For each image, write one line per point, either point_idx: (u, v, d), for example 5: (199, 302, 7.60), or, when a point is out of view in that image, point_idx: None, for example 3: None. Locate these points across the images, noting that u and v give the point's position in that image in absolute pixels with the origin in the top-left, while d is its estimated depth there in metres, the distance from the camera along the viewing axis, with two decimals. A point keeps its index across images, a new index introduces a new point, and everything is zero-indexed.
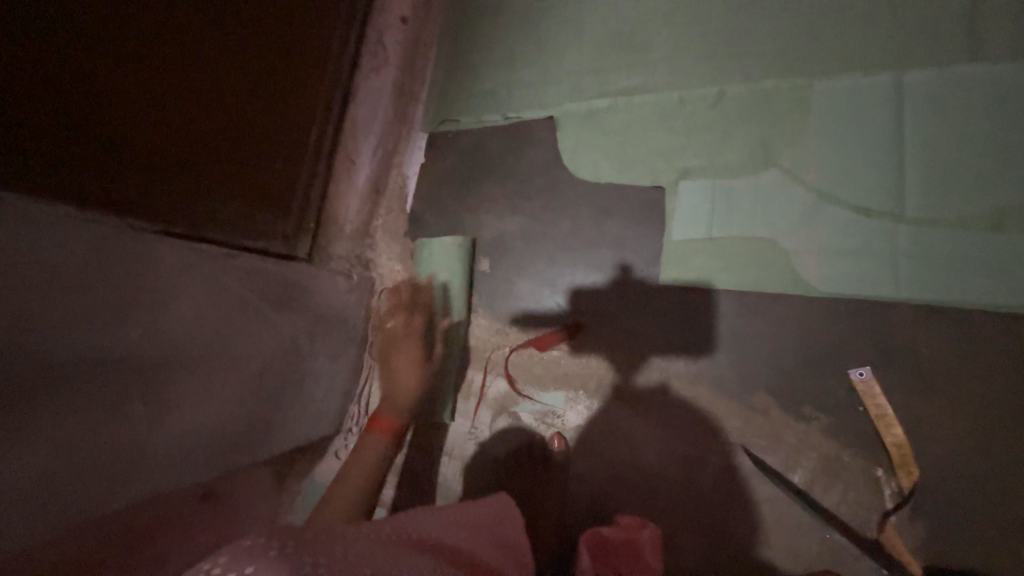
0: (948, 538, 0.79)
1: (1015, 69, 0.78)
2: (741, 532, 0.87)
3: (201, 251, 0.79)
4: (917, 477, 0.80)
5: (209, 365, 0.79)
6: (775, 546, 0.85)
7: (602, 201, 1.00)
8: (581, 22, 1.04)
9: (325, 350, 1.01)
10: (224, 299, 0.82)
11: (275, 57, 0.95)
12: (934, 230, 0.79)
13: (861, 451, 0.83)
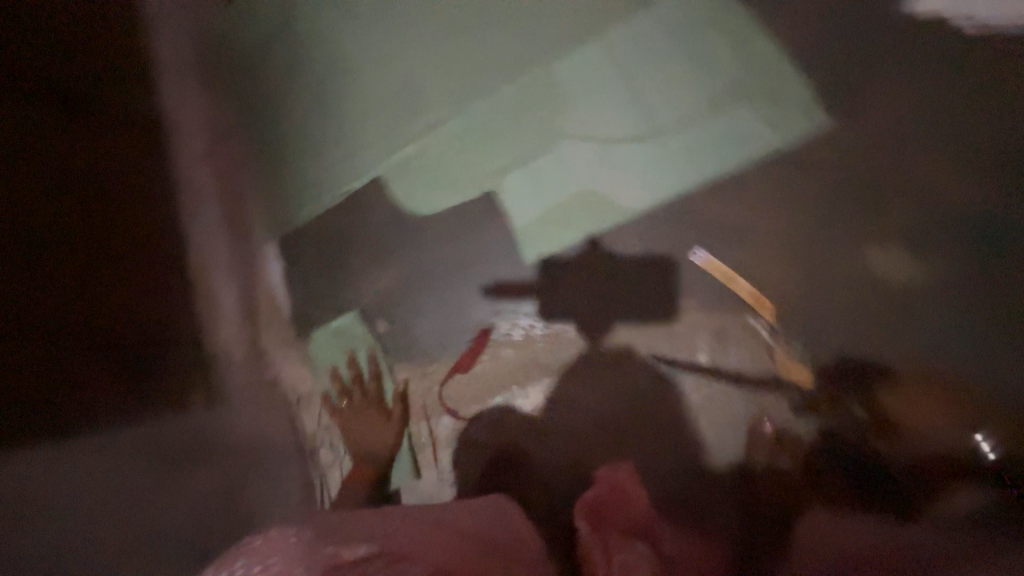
0: (811, 339, 1.00)
1: (679, 3, 1.05)
2: (684, 421, 1.02)
3: (83, 441, 0.84)
4: (774, 307, 1.00)
5: (130, 531, 0.85)
6: (710, 415, 1.02)
7: (451, 223, 1.11)
8: (362, 94, 1.18)
9: (265, 478, 1.04)
10: (128, 469, 0.88)
11: (99, 234, 0.97)
12: (687, 132, 1.03)
13: (731, 311, 1.01)
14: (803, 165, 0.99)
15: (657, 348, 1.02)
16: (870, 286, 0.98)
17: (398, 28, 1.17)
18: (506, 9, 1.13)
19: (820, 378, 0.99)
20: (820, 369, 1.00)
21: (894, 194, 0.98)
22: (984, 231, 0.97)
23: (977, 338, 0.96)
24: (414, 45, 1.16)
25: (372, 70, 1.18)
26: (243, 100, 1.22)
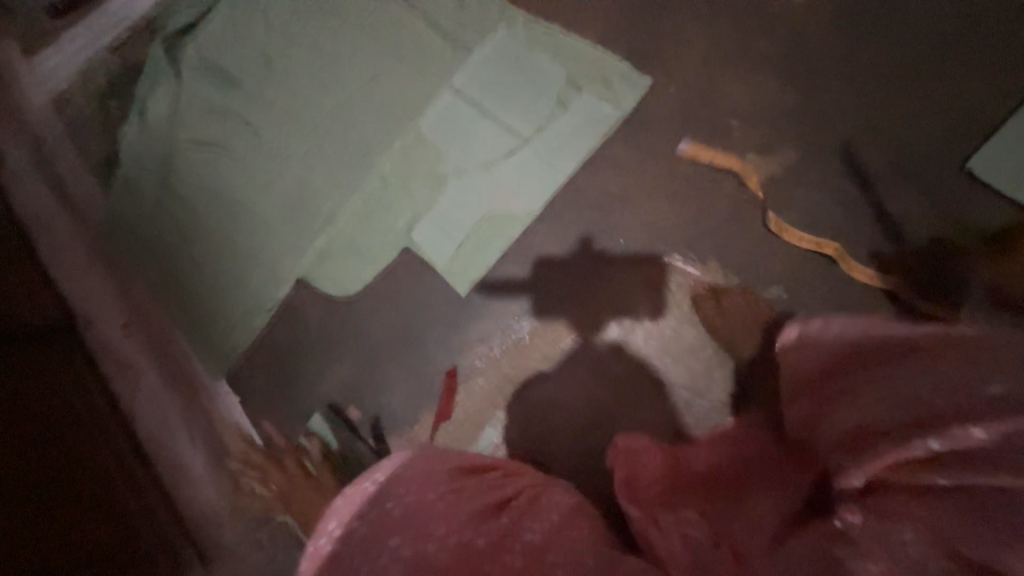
0: (726, 253, 1.10)
1: (495, 39, 1.20)
2: (656, 372, 1.08)
3: None
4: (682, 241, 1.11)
5: None
6: (677, 356, 1.07)
7: (381, 292, 1.17)
8: (259, 213, 1.24)
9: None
10: None
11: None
12: (547, 132, 1.14)
13: (650, 260, 1.11)
14: (649, 123, 1.14)
15: (603, 320, 1.10)
16: (750, 195, 1.10)
17: (272, 148, 1.27)
18: (360, 96, 1.25)
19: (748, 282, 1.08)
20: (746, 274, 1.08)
21: (737, 117, 1.13)
22: (820, 117, 1.11)
23: (850, 197, 1.09)
24: (291, 155, 1.26)
25: (261, 190, 1.25)
26: (150, 264, 1.26)
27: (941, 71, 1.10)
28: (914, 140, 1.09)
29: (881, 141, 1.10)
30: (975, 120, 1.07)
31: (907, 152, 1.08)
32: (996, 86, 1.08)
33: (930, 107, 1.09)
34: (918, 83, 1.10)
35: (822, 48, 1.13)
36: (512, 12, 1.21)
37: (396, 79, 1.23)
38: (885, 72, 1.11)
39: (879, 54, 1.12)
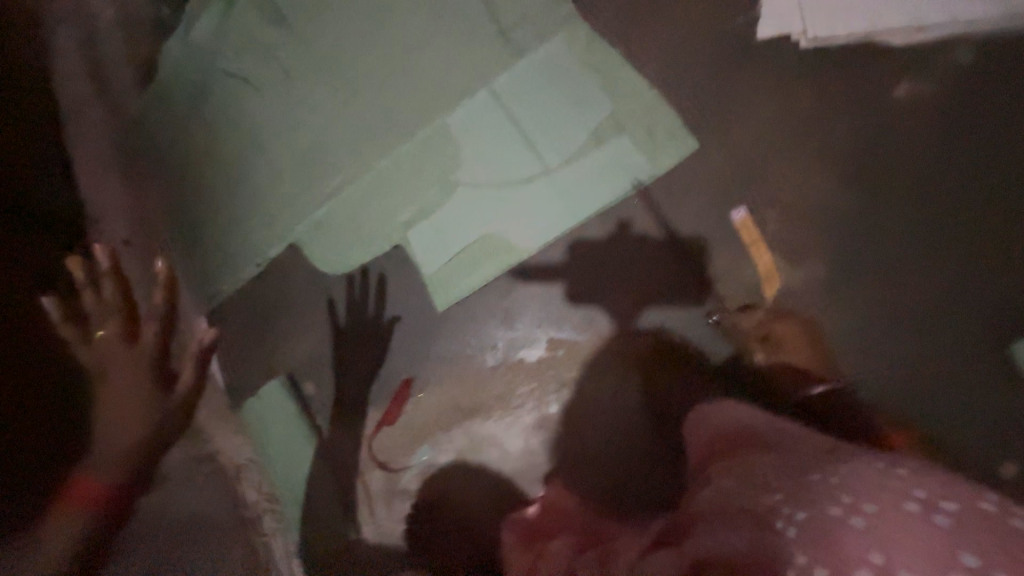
0: (716, 343, 1.02)
1: (547, 47, 1.10)
2: (608, 440, 1.03)
3: None
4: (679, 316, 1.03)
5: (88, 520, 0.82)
6: (634, 431, 1.03)
7: (365, 281, 1.15)
8: (273, 164, 1.23)
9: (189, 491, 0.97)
10: None
11: None
12: (571, 166, 1.06)
13: (639, 328, 1.04)
14: (683, 184, 1.03)
15: (570, 379, 1.05)
16: (766, 294, 1.00)
17: (299, 101, 1.22)
18: (397, 70, 1.18)
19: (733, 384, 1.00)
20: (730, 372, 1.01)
21: (778, 211, 1.00)
22: (872, 237, 0.97)
23: (877, 326, 0.97)
24: (315, 114, 1.21)
25: (280, 142, 1.23)
26: (167, 185, 1.29)
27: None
28: (964, 296, 0.95)
29: (927, 285, 0.96)
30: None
31: (958, 297, 0.95)
32: None
33: (995, 263, 0.94)
34: (995, 233, 0.94)
35: (904, 158, 0.96)
36: (576, 21, 1.09)
37: (437, 63, 1.15)
38: (978, 198, 0.95)
39: (965, 184, 0.95)
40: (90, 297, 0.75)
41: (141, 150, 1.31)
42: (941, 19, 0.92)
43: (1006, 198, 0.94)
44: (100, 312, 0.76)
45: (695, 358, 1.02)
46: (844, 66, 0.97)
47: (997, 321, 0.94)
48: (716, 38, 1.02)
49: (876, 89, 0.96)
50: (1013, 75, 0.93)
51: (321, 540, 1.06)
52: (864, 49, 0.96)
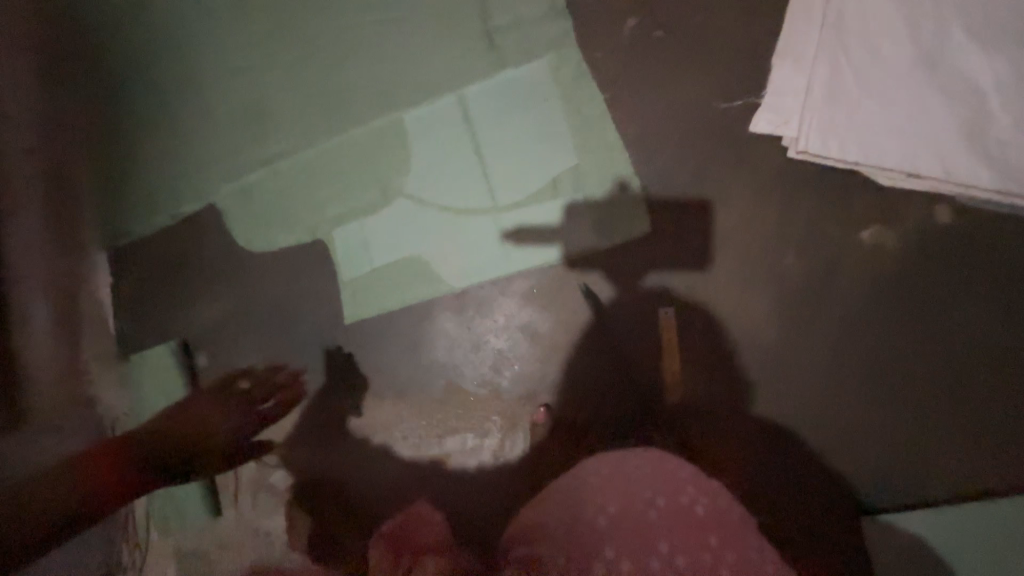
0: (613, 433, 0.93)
1: (529, 68, 0.98)
2: (484, 494, 0.98)
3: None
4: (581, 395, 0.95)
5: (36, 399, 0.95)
6: (511, 495, 0.96)
7: (279, 266, 1.08)
8: (212, 109, 1.11)
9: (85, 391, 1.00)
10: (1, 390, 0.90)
11: None
12: (517, 211, 0.98)
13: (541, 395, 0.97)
14: (627, 262, 0.95)
15: (452, 422, 1.00)
16: (672, 394, 0.92)
17: (256, 47, 1.10)
18: (365, 45, 1.05)
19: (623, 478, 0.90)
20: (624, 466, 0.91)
21: (704, 319, 0.93)
22: (791, 374, 0.90)
23: (781, 460, 0.89)
24: (269, 66, 1.09)
25: (225, 86, 1.11)
26: (91, 96, 1.14)
27: (936, 403, 0.87)
28: (846, 451, 0.88)
29: (819, 431, 0.89)
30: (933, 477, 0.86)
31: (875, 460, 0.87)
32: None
33: (885, 426, 0.88)
34: (906, 402, 0.88)
35: (845, 301, 0.90)
36: (568, 49, 0.98)
37: (410, 51, 1.03)
38: (922, 364, 0.88)
39: (892, 341, 0.88)
40: (251, 382, 1.07)
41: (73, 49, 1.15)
42: (936, 172, 0.84)
43: (924, 367, 0.88)
44: (257, 379, 1.07)
45: (580, 435, 0.95)
46: (818, 191, 0.91)
47: (864, 483, 0.87)
48: (702, 119, 0.94)
49: (841, 223, 0.90)
50: (980, 251, 0.87)
51: (184, 511, 1.07)
52: (843, 180, 0.90)
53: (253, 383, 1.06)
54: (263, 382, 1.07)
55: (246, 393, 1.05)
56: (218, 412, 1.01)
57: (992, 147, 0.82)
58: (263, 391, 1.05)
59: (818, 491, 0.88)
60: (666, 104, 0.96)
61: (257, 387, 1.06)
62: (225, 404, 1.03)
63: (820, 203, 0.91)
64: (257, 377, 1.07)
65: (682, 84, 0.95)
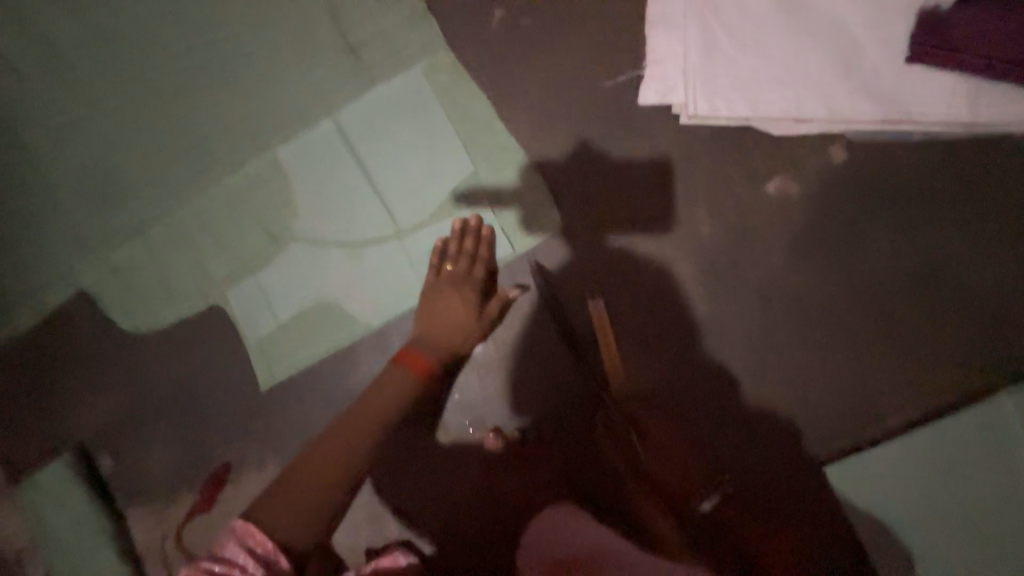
0: (568, 441, 0.89)
1: (402, 79, 0.92)
2: (457, 536, 0.89)
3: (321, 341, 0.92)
4: (530, 409, 0.90)
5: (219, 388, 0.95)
6: (482, 532, 0.89)
7: (176, 342, 0.96)
8: (59, 184, 0.98)
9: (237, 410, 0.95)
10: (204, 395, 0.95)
11: None
12: (422, 229, 0.91)
13: (491, 417, 0.91)
14: (547, 260, 0.90)
15: (397, 467, 0.91)
16: (620, 386, 0.88)
17: (95, 106, 0.97)
18: (222, 85, 0.96)
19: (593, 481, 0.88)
20: (590, 468, 0.88)
21: (634, 303, 0.89)
22: (731, 340, 0.88)
23: (744, 431, 0.86)
24: (117, 125, 0.97)
25: (70, 156, 0.98)
26: None
27: (872, 339, 0.86)
28: (796, 405, 0.86)
29: (767, 392, 0.87)
30: (897, 415, 0.84)
31: (836, 409, 0.85)
32: (977, 365, 0.83)
33: (827, 371, 0.86)
34: (844, 344, 0.86)
35: (765, 255, 0.88)
36: (438, 51, 0.92)
37: (272, 82, 0.95)
38: (857, 301, 0.86)
39: (819, 285, 0.87)
40: (452, 263, 0.86)
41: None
42: (822, 113, 0.83)
43: (852, 304, 0.86)
44: (459, 258, 0.86)
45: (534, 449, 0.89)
46: (717, 150, 0.89)
47: (819, 432, 0.85)
48: (590, 101, 0.91)
49: (745, 178, 0.89)
50: (880, 180, 0.87)
51: None
52: (738, 136, 0.89)
53: (465, 262, 0.86)
54: (468, 259, 0.86)
55: (463, 274, 0.85)
56: (445, 323, 0.82)
57: (866, 78, 0.83)
58: (470, 265, 0.86)
59: (776, 450, 0.86)
60: (551, 91, 0.92)
61: (469, 266, 0.86)
62: (468, 284, 0.85)
63: (721, 163, 0.89)
64: (452, 256, 0.86)
65: (563, 69, 0.92)
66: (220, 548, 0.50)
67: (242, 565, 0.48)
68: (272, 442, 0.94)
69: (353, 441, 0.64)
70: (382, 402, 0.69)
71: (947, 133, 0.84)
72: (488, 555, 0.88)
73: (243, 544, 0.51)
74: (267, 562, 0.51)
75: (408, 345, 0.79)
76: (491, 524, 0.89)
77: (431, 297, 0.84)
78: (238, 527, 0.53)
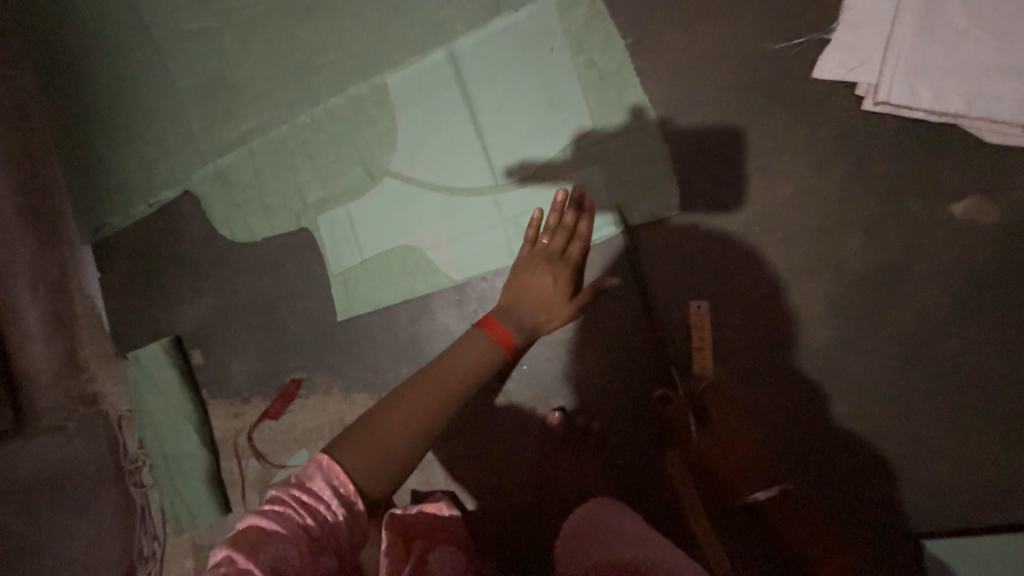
0: (632, 441, 0.83)
1: (530, 11, 0.81)
2: (499, 500, 0.89)
3: (401, 287, 0.90)
4: (597, 398, 0.84)
5: (298, 310, 0.98)
6: (524, 504, 0.88)
7: (265, 258, 0.99)
8: (175, 82, 0.99)
9: (312, 334, 0.98)
10: (286, 312, 0.99)
11: None
12: (522, 188, 0.83)
13: (554, 397, 0.87)
14: (652, 246, 0.80)
15: (453, 423, 0.91)
16: (704, 396, 0.80)
17: (215, 4, 0.95)
18: None
19: (650, 487, 0.82)
20: (651, 474, 0.82)
21: (743, 313, 0.78)
22: (850, 379, 0.75)
23: (839, 479, 0.76)
24: (233, 28, 0.95)
25: (188, 54, 0.98)
26: (51, 75, 1.04)
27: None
28: (910, 466, 0.74)
29: (879, 445, 0.75)
30: None
31: (960, 482, 0.73)
32: None
33: (961, 439, 0.73)
34: (994, 412, 0.72)
35: (922, 290, 0.73)
36: None
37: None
38: None
39: (982, 340, 0.72)
40: (548, 237, 0.77)
41: (26, 21, 1.04)
42: None
43: (1020, 370, 0.71)
44: (556, 232, 0.77)
45: (595, 441, 0.84)
46: (896, 152, 0.72)
47: (928, 505, 0.74)
48: (747, 67, 0.76)
49: (923, 192, 0.72)
50: None
51: (190, 510, 1.03)
52: (930, 137, 0.71)
53: (562, 239, 0.77)
54: (566, 236, 0.77)
55: (557, 251, 0.77)
56: (532, 301, 0.74)
57: None
58: (567, 242, 0.77)
59: (871, 511, 0.75)
60: (702, 49, 0.77)
61: (565, 243, 0.77)
62: (561, 264, 0.76)
63: (897, 169, 0.72)
64: (549, 229, 0.78)
65: (723, 23, 0.77)
66: (309, 478, 0.53)
67: (326, 502, 0.52)
68: (340, 370, 0.97)
69: (433, 402, 0.60)
70: (462, 368, 0.65)
71: None
72: (527, 530, 0.88)
73: (328, 481, 0.53)
74: (346, 506, 0.52)
75: (492, 314, 0.73)
76: (535, 501, 0.88)
77: (520, 270, 0.77)
78: (322, 460, 0.54)
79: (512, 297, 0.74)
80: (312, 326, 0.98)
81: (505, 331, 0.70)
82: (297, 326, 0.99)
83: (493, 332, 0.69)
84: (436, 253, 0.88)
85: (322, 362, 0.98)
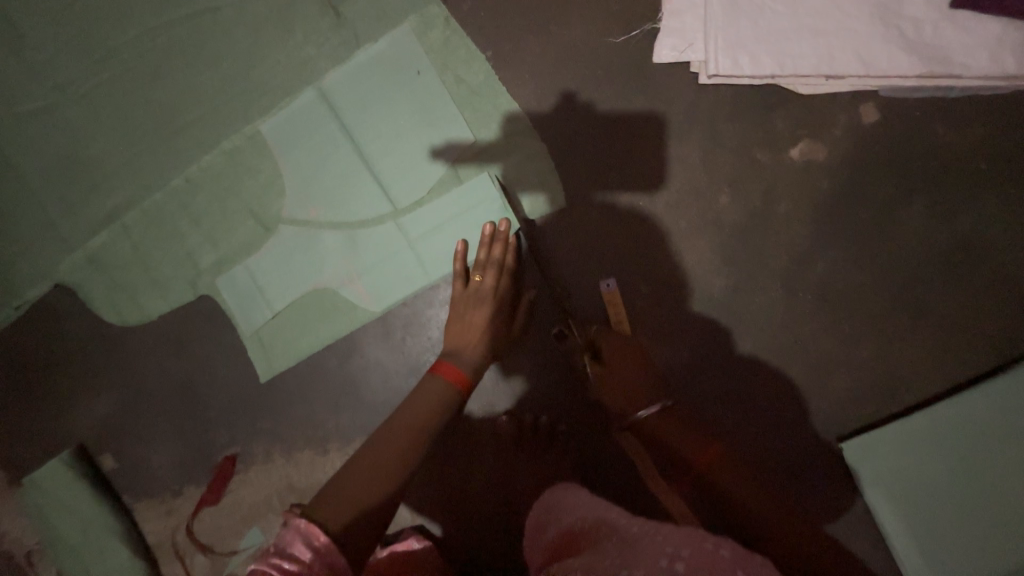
0: (579, 422, 0.86)
1: (390, 39, 0.83)
2: (470, 517, 0.89)
3: (321, 332, 0.87)
4: (539, 392, 0.87)
5: (215, 380, 0.92)
6: (494, 513, 0.88)
7: (167, 336, 0.92)
8: (19, 170, 0.89)
9: (236, 404, 0.92)
10: (202, 386, 0.92)
11: None
12: (421, 208, 0.84)
13: (499, 401, 0.88)
14: (554, 238, 0.85)
15: None
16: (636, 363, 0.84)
17: (49, 78, 0.88)
18: (191, 50, 0.86)
19: (607, 463, 0.86)
20: (606, 450, 0.86)
21: (649, 281, 0.84)
22: (751, 318, 0.84)
23: (762, 408, 0.83)
24: (77, 101, 0.88)
25: (27, 137, 0.89)
26: None
27: (897, 314, 0.82)
28: (815, 382, 0.83)
29: (789, 371, 0.84)
30: (915, 390, 0.82)
31: (857, 384, 0.83)
32: (997, 334, 0.81)
33: (849, 348, 0.83)
34: (865, 315, 0.83)
35: (786, 226, 0.83)
36: (427, 7, 0.83)
37: (246, 46, 0.86)
38: (882, 271, 0.82)
39: (842, 258, 0.83)
40: (481, 272, 0.78)
41: None
42: (851, 69, 0.77)
43: (877, 277, 0.82)
44: (487, 267, 0.78)
45: (549, 435, 0.85)
46: (739, 115, 0.83)
47: (838, 410, 0.83)
48: (599, 61, 0.83)
49: (766, 144, 0.82)
50: (909, 142, 0.81)
51: None
52: (760, 98, 0.82)
53: (494, 275, 0.77)
54: (498, 269, 0.78)
55: (491, 286, 0.77)
56: (471, 339, 0.74)
57: (904, 27, 0.76)
58: (499, 277, 0.78)
59: (793, 429, 0.83)
60: (556, 51, 0.84)
61: (498, 278, 0.78)
62: (495, 301, 0.77)
63: (743, 128, 0.83)
64: (480, 264, 0.78)
65: (569, 25, 0.84)
66: (287, 543, 0.49)
67: (310, 567, 0.47)
68: (276, 431, 0.92)
69: (405, 445, 0.61)
70: (421, 408, 0.65)
71: (989, 88, 0.78)
72: (502, 539, 0.88)
73: (309, 542, 0.49)
74: (329, 567, 0.48)
75: (444, 358, 0.72)
76: (502, 508, 0.88)
77: (458, 308, 0.77)
78: (301, 524, 0.51)
79: (459, 337, 0.75)
80: (235, 394, 0.92)
81: (460, 375, 0.70)
82: (218, 398, 0.92)
83: (447, 374, 0.69)
84: (349, 289, 0.86)
85: (253, 428, 0.92)
